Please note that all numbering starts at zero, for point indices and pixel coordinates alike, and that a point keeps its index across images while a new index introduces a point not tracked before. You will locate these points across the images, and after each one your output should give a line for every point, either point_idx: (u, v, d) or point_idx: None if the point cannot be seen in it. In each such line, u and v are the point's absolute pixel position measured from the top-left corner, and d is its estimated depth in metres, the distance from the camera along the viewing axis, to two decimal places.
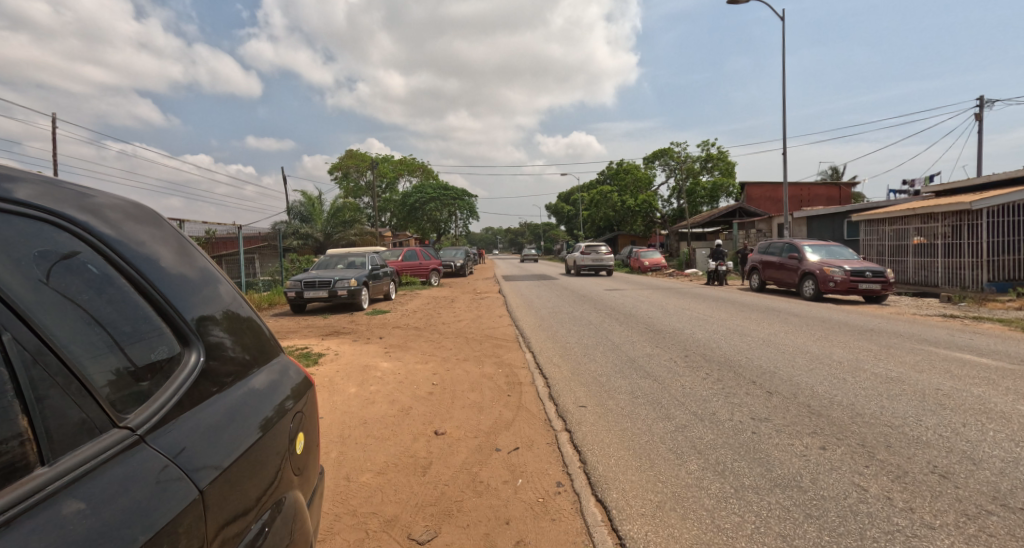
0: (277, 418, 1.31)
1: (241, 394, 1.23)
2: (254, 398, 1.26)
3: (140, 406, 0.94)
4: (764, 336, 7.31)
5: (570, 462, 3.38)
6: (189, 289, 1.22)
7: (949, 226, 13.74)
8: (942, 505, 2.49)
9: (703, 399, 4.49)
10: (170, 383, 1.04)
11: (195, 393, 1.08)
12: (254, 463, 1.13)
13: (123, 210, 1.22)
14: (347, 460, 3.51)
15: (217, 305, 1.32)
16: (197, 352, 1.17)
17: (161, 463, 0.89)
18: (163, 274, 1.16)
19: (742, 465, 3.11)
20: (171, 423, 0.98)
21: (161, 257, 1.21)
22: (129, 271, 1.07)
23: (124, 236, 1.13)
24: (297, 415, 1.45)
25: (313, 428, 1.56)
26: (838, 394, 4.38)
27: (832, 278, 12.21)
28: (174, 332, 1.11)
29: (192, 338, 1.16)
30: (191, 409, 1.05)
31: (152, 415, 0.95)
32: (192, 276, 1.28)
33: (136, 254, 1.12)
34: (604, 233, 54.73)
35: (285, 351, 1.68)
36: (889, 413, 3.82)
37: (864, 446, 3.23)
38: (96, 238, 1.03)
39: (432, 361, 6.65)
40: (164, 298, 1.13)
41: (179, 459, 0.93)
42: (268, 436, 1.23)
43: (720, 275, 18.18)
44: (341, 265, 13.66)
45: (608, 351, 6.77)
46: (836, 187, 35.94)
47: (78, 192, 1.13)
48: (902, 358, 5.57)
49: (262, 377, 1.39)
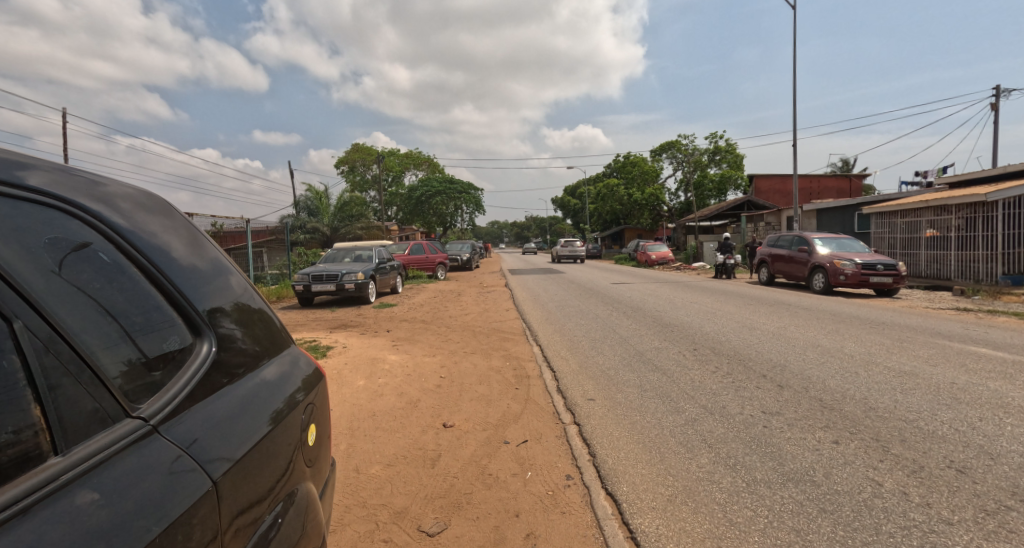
0: (288, 410, 1.30)
1: (252, 386, 1.22)
2: (265, 390, 1.25)
3: (154, 396, 0.93)
4: (773, 330, 7.25)
5: (579, 455, 3.37)
6: (200, 279, 1.21)
7: (962, 218, 13.58)
8: (960, 500, 2.45)
9: (713, 393, 4.45)
10: (183, 374, 1.02)
11: (207, 385, 1.07)
12: (265, 456, 1.12)
13: (135, 200, 1.21)
14: (356, 452, 3.52)
15: (229, 295, 1.31)
16: (208, 343, 1.15)
17: (173, 454, 0.87)
18: (175, 264, 1.15)
19: (753, 459, 3.08)
20: (183, 414, 0.96)
21: (173, 248, 1.20)
22: (139, 260, 1.06)
23: (137, 226, 1.11)
24: (308, 407, 1.44)
25: (324, 420, 1.55)
26: (851, 387, 4.33)
27: (843, 272, 12.06)
28: (186, 323, 1.10)
29: (204, 328, 1.15)
30: (203, 399, 1.04)
31: (164, 406, 0.93)
32: (203, 267, 1.27)
33: (146, 244, 1.11)
34: (610, 226, 54.48)
35: (295, 343, 1.66)
36: (902, 407, 3.77)
37: (878, 440, 3.19)
38: (108, 227, 1.02)
39: (439, 355, 6.65)
40: (176, 289, 1.11)
41: (191, 450, 0.92)
42: (280, 428, 1.22)
43: (727, 269, 18.13)
44: (348, 259, 13.72)
45: (616, 345, 6.74)
46: (846, 178, 35.56)
47: (89, 180, 1.12)
48: (915, 351, 5.51)
49: (273, 368, 1.37)
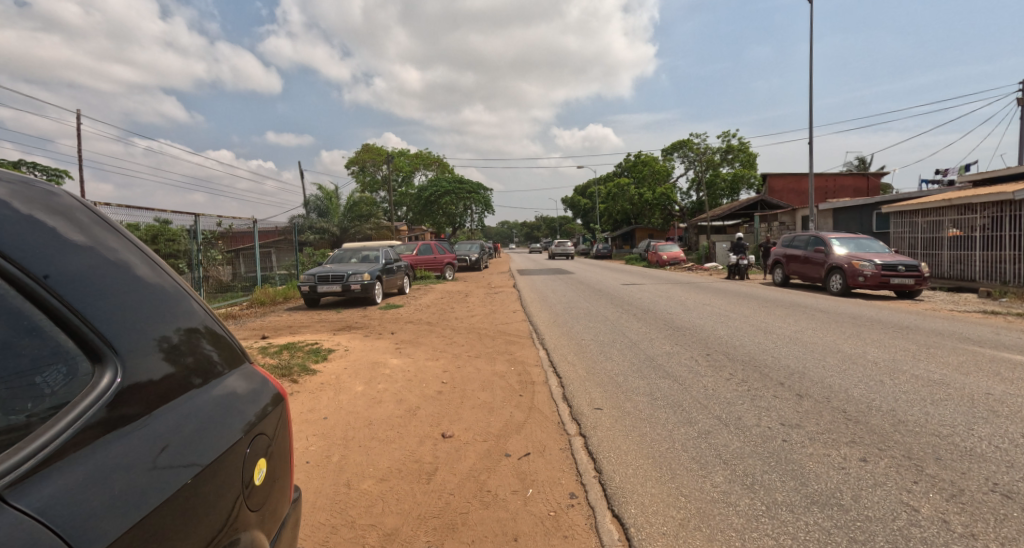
0: (234, 440, 1.15)
1: (191, 408, 1.11)
2: (208, 414, 1.13)
3: (8, 450, 0.75)
4: (790, 333, 6.95)
5: (584, 471, 3.15)
6: (155, 297, 1.20)
7: (988, 217, 13.12)
8: (1011, 532, 2.19)
9: (728, 402, 4.20)
10: (62, 416, 0.84)
11: (95, 427, 0.87)
12: (195, 498, 0.97)
13: (93, 215, 1.22)
14: (349, 465, 3.34)
15: (177, 315, 1.25)
16: (114, 372, 0.97)
17: (18, 521, 0.66)
18: (130, 279, 1.16)
19: (773, 478, 2.83)
20: (49, 467, 0.77)
21: (134, 266, 1.21)
22: (14, 268, 0.86)
23: (96, 243, 1.14)
24: (267, 430, 1.31)
25: (286, 449, 1.41)
26: (876, 398, 4.05)
27: (862, 273, 11.65)
28: (84, 349, 0.93)
29: (115, 356, 0.98)
30: (86, 444, 0.84)
31: (20, 460, 0.74)
32: (156, 285, 1.24)
33: (95, 255, 1.10)
34: (621, 226, 53.98)
35: (256, 367, 1.50)
36: (934, 420, 3.49)
37: (911, 458, 2.92)
38: (28, 237, 0.94)
39: (442, 358, 6.46)
40: (112, 298, 1.05)
41: (52, 515, 0.71)
42: (207, 472, 1.03)
43: (741, 270, 17.75)
44: (355, 259, 13.62)
45: (625, 349, 6.51)
46: (863, 177, 34.82)
47: (45, 191, 1.14)
48: (943, 358, 5.19)
49: (231, 382, 1.31)
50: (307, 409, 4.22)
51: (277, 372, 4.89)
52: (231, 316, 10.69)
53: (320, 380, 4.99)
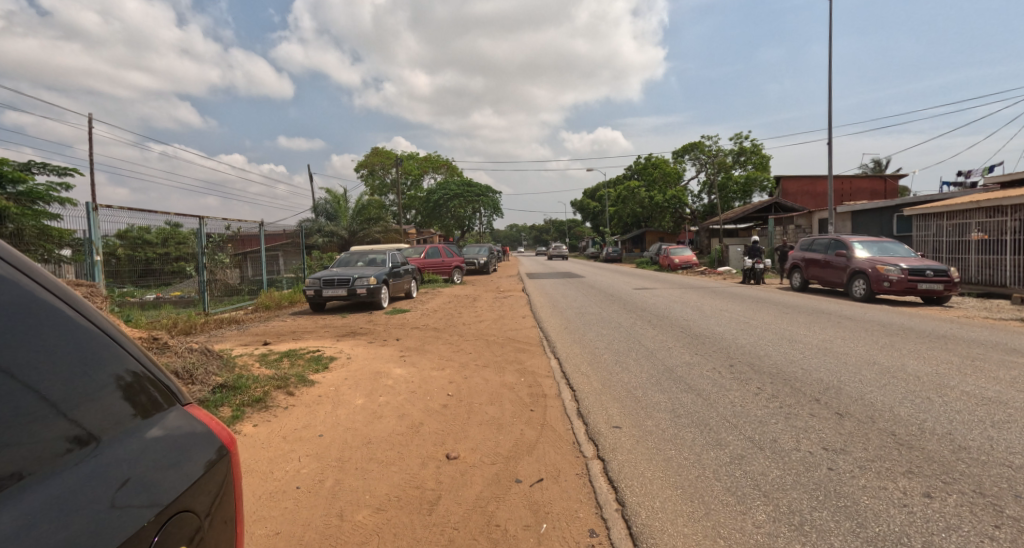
0: (158, 513, 0.97)
1: (108, 474, 0.95)
2: (147, 457, 1.05)
3: None
4: (818, 343, 6.53)
5: (604, 503, 2.80)
6: (76, 344, 1.06)
7: (1018, 220, 12.54)
8: None
9: (760, 421, 3.81)
10: None
11: None
12: None
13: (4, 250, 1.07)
14: (343, 491, 3.02)
15: (108, 361, 1.13)
16: None
17: None
18: (48, 324, 1.02)
19: (824, 517, 2.46)
20: None
21: (59, 308, 1.08)
22: None
23: (14, 280, 1.00)
24: (217, 475, 1.21)
25: (237, 502, 1.27)
26: (926, 418, 3.65)
27: (887, 278, 11.15)
28: None
29: None
30: None
31: None
32: (80, 329, 1.10)
33: (9, 291, 0.97)
34: (630, 229, 53.40)
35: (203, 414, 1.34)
36: (1000, 447, 3.09)
37: (984, 495, 2.53)
38: None
39: (449, 368, 6.14)
40: (18, 348, 0.92)
41: None
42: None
43: (757, 274, 17.24)
44: (361, 263, 13.37)
45: (641, 359, 6.14)
46: (881, 180, 34.12)
47: None
48: (993, 372, 4.75)
49: (174, 418, 1.22)
50: (303, 425, 3.90)
51: (272, 383, 4.56)
52: (235, 320, 10.45)
53: (318, 392, 4.66)
